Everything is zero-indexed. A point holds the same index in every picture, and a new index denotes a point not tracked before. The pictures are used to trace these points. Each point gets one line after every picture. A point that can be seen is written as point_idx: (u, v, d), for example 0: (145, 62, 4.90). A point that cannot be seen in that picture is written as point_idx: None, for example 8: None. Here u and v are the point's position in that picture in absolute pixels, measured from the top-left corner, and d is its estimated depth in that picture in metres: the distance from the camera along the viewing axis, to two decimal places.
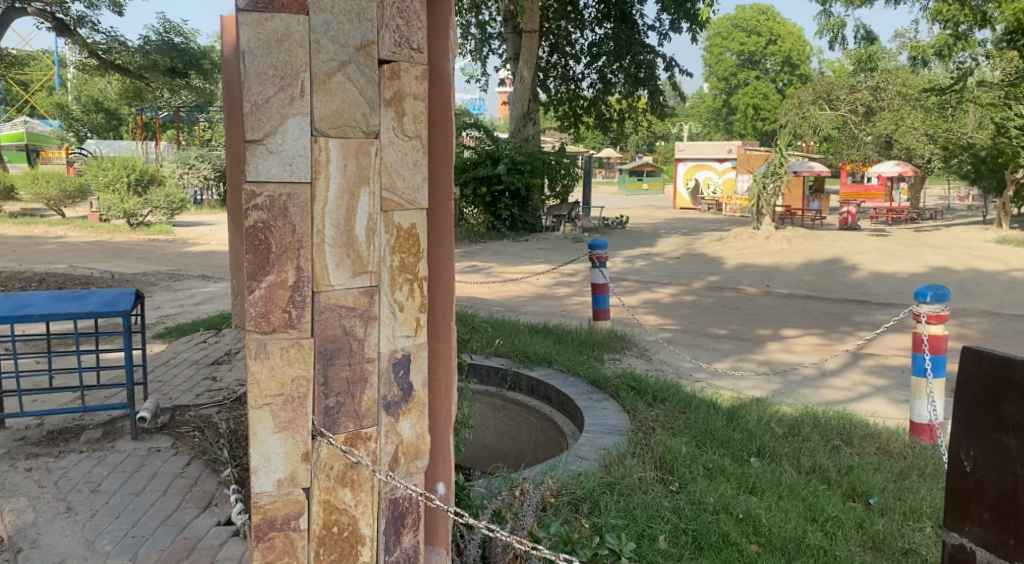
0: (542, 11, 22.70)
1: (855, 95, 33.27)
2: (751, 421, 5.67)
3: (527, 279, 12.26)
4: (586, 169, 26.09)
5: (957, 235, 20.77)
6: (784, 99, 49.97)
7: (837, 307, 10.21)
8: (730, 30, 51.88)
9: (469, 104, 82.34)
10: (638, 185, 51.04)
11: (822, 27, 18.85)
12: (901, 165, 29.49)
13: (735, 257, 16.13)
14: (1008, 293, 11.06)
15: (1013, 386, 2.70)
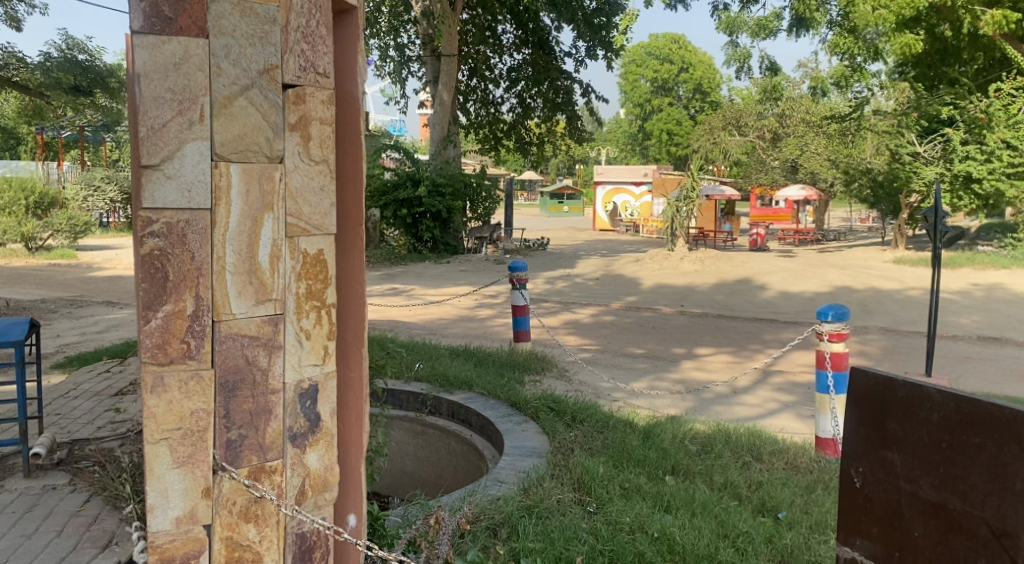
0: (460, 35, 22.83)
1: (762, 122, 34.71)
2: (666, 439, 5.78)
3: (447, 302, 12.23)
4: (507, 192, 26.18)
5: (856, 256, 21.78)
6: (696, 125, 51.64)
7: (747, 325, 10.53)
8: (644, 57, 53.33)
9: (390, 125, 82.15)
10: (559, 207, 51.78)
11: (730, 57, 19.52)
12: (806, 190, 30.67)
13: (651, 277, 16.48)
14: (904, 311, 11.66)
15: (895, 405, 2.87)
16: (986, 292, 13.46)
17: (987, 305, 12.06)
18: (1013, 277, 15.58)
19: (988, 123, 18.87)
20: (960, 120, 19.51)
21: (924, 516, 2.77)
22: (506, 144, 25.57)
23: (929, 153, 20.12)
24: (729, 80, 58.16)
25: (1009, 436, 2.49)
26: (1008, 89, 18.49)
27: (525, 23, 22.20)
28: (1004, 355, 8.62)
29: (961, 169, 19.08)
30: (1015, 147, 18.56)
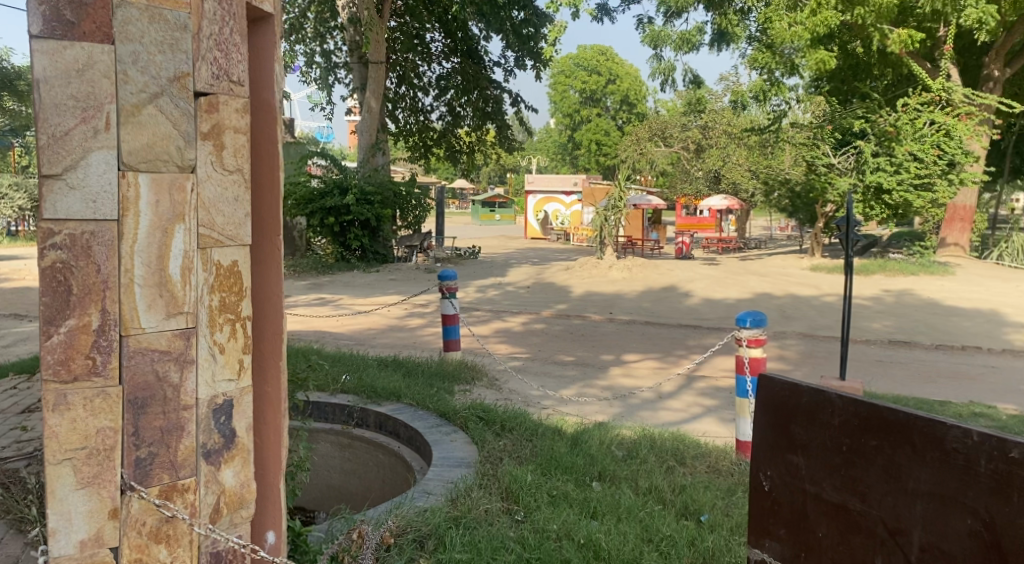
0: (388, 42, 22.90)
1: (686, 134, 35.63)
2: (593, 445, 5.83)
3: (376, 311, 12.09)
4: (438, 200, 26.07)
5: (775, 264, 22.45)
6: (623, 136, 52.58)
7: (673, 332, 10.76)
8: (573, 68, 53.98)
9: (318, 132, 80.75)
10: (490, 216, 51.83)
11: (655, 70, 20.01)
12: (728, 199, 31.42)
13: (581, 285, 16.67)
14: (820, 316, 12.12)
15: (799, 410, 3.03)
16: (896, 297, 14.13)
17: (896, 309, 12.67)
18: (921, 283, 16.39)
19: (896, 136, 19.56)
20: (871, 133, 20.15)
21: (828, 516, 2.94)
22: (436, 152, 25.44)
23: (843, 164, 20.74)
24: (654, 92, 59.49)
25: (904, 439, 2.69)
26: (913, 103, 19.58)
27: (454, 31, 22.36)
28: (911, 357, 9.07)
29: (872, 180, 19.55)
30: (922, 159, 19.19)
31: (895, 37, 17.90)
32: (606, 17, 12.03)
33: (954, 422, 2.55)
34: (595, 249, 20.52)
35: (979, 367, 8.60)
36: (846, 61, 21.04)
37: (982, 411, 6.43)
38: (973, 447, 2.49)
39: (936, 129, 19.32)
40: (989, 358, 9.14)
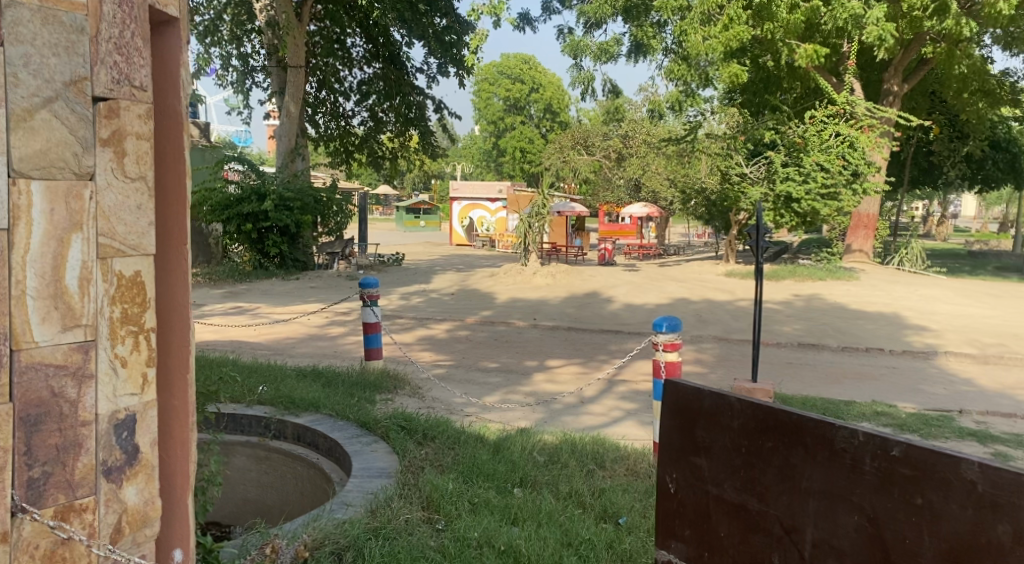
0: (308, 46, 22.52)
1: (607, 143, 36.32)
2: (515, 451, 5.85)
3: (296, 320, 11.85)
4: (361, 207, 25.70)
5: (694, 269, 23.01)
6: (547, 144, 53.15)
7: (595, 337, 10.94)
8: (497, 76, 54.19)
9: (236, 135, 78.47)
10: (415, 222, 51.49)
11: (575, 79, 20.36)
12: (649, 207, 32.00)
13: (505, 292, 16.73)
14: (735, 320, 12.54)
15: (702, 414, 3.27)
16: (805, 302, 14.74)
17: (805, 313, 13.22)
18: (828, 288, 17.13)
19: (805, 147, 20.21)
20: (781, 144, 20.98)
21: (728, 516, 3.17)
22: (358, 157, 25.41)
23: (755, 173, 21.20)
24: (576, 101, 60.31)
25: (797, 440, 2.93)
26: (821, 116, 20.24)
27: (375, 37, 22.14)
28: (818, 359, 9.48)
29: (782, 189, 19.95)
30: (828, 169, 19.70)
31: (801, 52, 18.65)
32: (528, 26, 12.19)
33: (842, 424, 2.79)
34: (519, 255, 20.34)
35: (881, 367, 9.05)
36: (758, 74, 21.94)
37: (884, 409, 6.78)
38: (859, 446, 2.74)
39: (841, 140, 19.91)
40: (889, 359, 9.65)
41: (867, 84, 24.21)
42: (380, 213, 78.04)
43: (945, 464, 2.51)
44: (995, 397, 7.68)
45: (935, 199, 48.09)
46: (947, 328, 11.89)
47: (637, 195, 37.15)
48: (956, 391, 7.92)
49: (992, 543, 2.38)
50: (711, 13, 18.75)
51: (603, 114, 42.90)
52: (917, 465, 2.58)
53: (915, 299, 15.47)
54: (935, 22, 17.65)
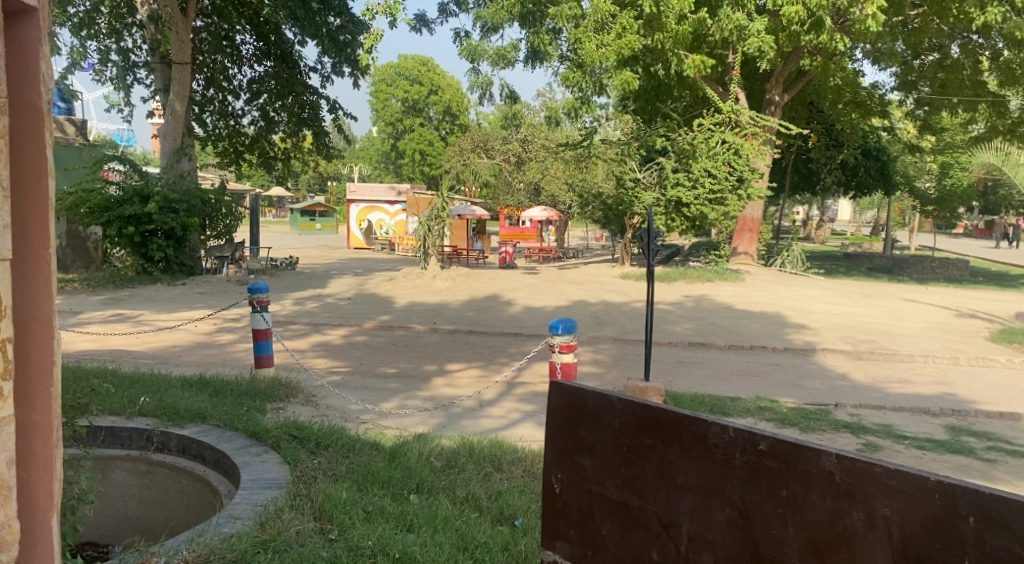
0: (194, 42, 21.69)
1: (507, 146, 36.66)
2: (411, 458, 5.76)
3: (183, 327, 11.34)
4: (252, 208, 24.78)
5: (591, 271, 23.43)
6: (446, 146, 53.07)
7: (495, 340, 10.99)
8: (394, 77, 53.63)
9: (117, 132, 74.40)
10: (311, 224, 50.27)
11: (473, 83, 20.43)
12: (548, 211, 32.50)
13: (404, 296, 16.58)
14: (630, 321, 12.87)
15: (586, 414, 3.35)
16: (696, 302, 15.30)
17: (696, 313, 13.71)
18: (716, 289, 17.84)
19: (693, 153, 20.89)
20: (672, 150, 21.63)
21: (611, 514, 3.27)
22: (248, 158, 24.63)
23: (647, 179, 21.74)
24: (475, 104, 60.43)
25: (674, 437, 3.06)
26: (708, 124, 21.11)
27: (266, 35, 21.41)
28: (708, 357, 9.84)
29: (672, 195, 20.67)
30: (715, 175, 20.44)
31: (689, 62, 19.30)
32: (424, 28, 12.17)
33: (714, 421, 2.95)
34: (418, 259, 19.85)
35: (765, 364, 9.49)
36: (649, 82, 22.62)
37: (767, 405, 7.10)
38: (729, 442, 2.90)
39: (727, 148, 20.70)
40: (772, 356, 10.13)
41: (751, 94, 25.20)
42: (274, 215, 75.70)
43: (807, 456, 2.70)
44: (867, 390, 8.19)
45: (813, 203, 50.92)
46: (824, 326, 12.59)
47: (537, 198, 37.63)
48: (833, 385, 8.39)
49: (848, 529, 2.61)
50: (605, 22, 19.45)
51: (502, 119, 43.22)
52: (783, 457, 2.76)
53: (795, 299, 16.32)
54: (812, 37, 18.45)
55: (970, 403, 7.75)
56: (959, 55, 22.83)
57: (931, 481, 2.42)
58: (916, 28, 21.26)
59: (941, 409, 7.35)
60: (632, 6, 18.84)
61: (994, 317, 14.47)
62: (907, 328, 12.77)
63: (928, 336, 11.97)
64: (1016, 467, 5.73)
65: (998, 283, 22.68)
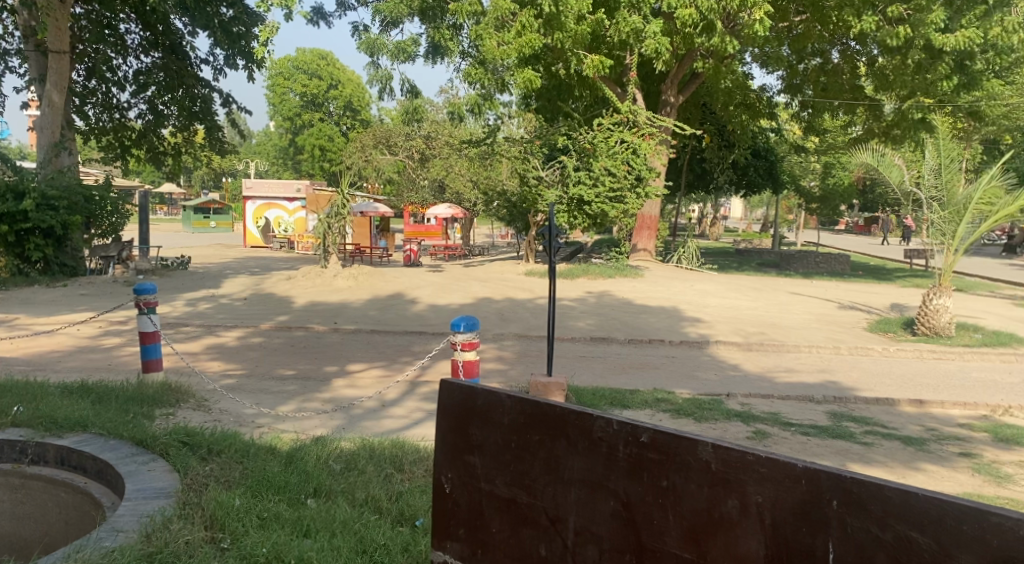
0: (73, 30, 20.44)
1: (410, 143, 36.91)
2: (309, 461, 5.62)
3: (63, 331, 10.71)
4: (141, 206, 23.62)
5: (496, 268, 23.49)
6: (347, 142, 52.24)
7: (397, 339, 10.88)
8: (292, 71, 52.22)
9: None
10: (204, 222, 48.61)
11: (372, 77, 20.15)
12: (453, 207, 31.03)
13: (303, 296, 16.22)
14: (533, 317, 13.00)
15: (474, 412, 3.36)
16: (598, 298, 15.58)
17: (597, 309, 13.98)
18: (616, 285, 18.23)
19: (594, 152, 21.26)
20: (573, 149, 21.92)
21: (499, 511, 3.29)
22: (136, 153, 23.47)
23: (550, 177, 21.86)
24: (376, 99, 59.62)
25: (560, 432, 3.11)
26: (608, 123, 21.43)
27: (153, 24, 20.41)
28: (608, 352, 10.04)
29: (575, 193, 20.87)
30: (614, 174, 20.77)
31: (588, 62, 19.66)
32: (321, 20, 11.92)
33: (599, 415, 3.01)
34: (318, 258, 19.37)
35: (663, 357, 9.77)
36: (551, 81, 22.86)
37: (664, 396, 7.31)
38: (613, 435, 2.96)
39: (625, 147, 21.06)
40: (670, 349, 10.43)
41: (647, 95, 25.78)
42: (166, 212, 72.58)
43: (684, 446, 2.79)
44: (757, 380, 8.54)
45: (707, 202, 52.79)
46: (717, 320, 13.06)
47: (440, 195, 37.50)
48: (726, 376, 8.71)
49: (723, 517, 2.70)
50: (505, 19, 19.52)
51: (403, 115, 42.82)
52: (663, 449, 2.84)
53: (691, 294, 16.86)
54: (703, 40, 19.15)
55: (851, 390, 8.20)
56: (839, 61, 24.08)
57: (798, 467, 2.54)
58: (800, 33, 22.30)
59: (824, 396, 7.75)
60: (531, 5, 18.93)
61: (871, 308, 15.37)
62: (794, 320, 13.40)
63: (812, 328, 12.60)
64: (890, 449, 6.10)
65: (875, 277, 24.10)
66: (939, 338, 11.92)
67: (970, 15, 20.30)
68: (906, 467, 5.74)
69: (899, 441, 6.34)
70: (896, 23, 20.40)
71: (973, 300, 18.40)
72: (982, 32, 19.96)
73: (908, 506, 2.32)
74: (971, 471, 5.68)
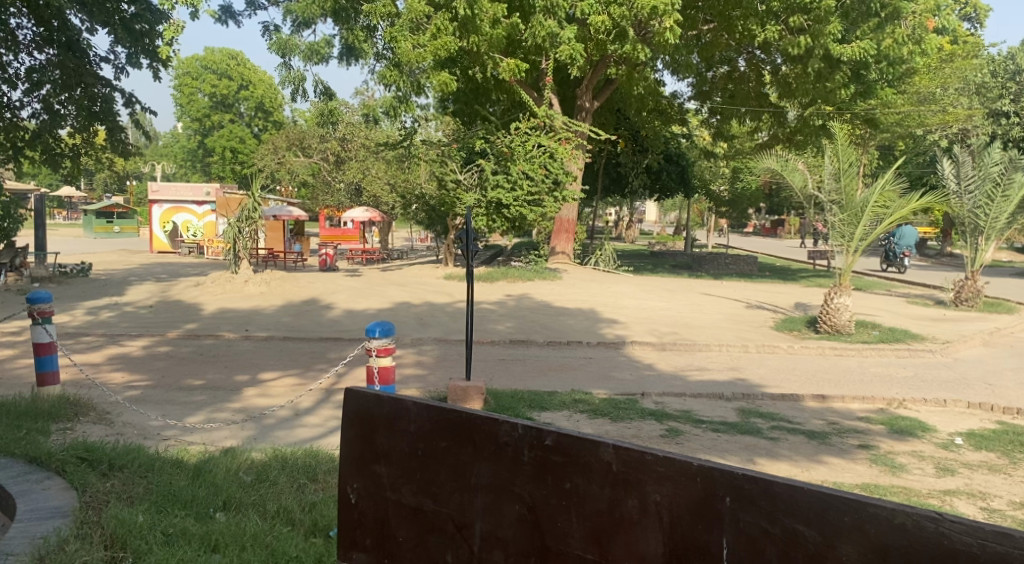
0: None
1: (325, 145, 36.61)
2: (218, 474, 5.45)
3: None
4: (37, 210, 22.42)
5: (414, 272, 23.32)
6: (260, 145, 51.10)
7: (312, 346, 10.68)
8: (200, 70, 50.57)
9: None
10: (107, 227, 46.84)
11: (284, 78, 19.70)
12: (370, 211, 30.83)
13: (213, 302, 15.75)
14: (452, 321, 12.97)
15: (380, 421, 3.33)
16: (516, 301, 15.65)
17: (515, 312, 14.06)
18: (534, 287, 18.39)
19: (511, 156, 21.25)
20: (490, 152, 21.89)
21: (407, 520, 3.26)
22: None
23: (468, 180, 21.69)
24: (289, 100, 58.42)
25: (466, 438, 3.11)
26: (524, 127, 21.47)
27: None
28: (527, 354, 10.12)
29: (493, 196, 20.89)
30: (532, 178, 20.97)
31: (504, 65, 19.88)
32: (230, 20, 11.63)
33: (505, 419, 3.01)
34: (228, 263, 18.77)
35: (580, 359, 9.90)
36: (468, 85, 22.88)
37: (581, 397, 7.41)
38: (518, 439, 2.98)
39: (542, 151, 21.31)
40: (586, 351, 10.59)
41: (563, 100, 26.14)
42: (64, 217, 69.17)
43: (587, 448, 2.82)
44: (670, 379, 8.75)
45: (623, 204, 53.81)
46: (632, 320, 13.33)
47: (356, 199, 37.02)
48: (642, 376, 8.88)
49: (624, 517, 2.75)
50: (420, 21, 19.43)
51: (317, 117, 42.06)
52: (566, 451, 2.87)
53: (607, 296, 17.15)
54: (616, 47, 19.61)
55: (758, 387, 8.50)
56: (744, 69, 24.95)
57: (694, 465, 2.59)
58: (708, 42, 23.12)
59: (733, 393, 7.99)
60: (447, 8, 18.92)
61: (777, 307, 16.00)
62: (705, 320, 13.79)
63: (722, 327, 13.00)
64: (795, 443, 6.35)
65: (781, 277, 25.10)
66: (840, 335, 12.46)
67: (865, 27, 21.22)
68: (810, 460, 5.99)
69: (803, 435, 6.60)
70: (797, 33, 21.29)
71: (869, 298, 19.39)
72: (875, 43, 21.03)
73: (797, 500, 2.39)
74: (869, 462, 5.96)
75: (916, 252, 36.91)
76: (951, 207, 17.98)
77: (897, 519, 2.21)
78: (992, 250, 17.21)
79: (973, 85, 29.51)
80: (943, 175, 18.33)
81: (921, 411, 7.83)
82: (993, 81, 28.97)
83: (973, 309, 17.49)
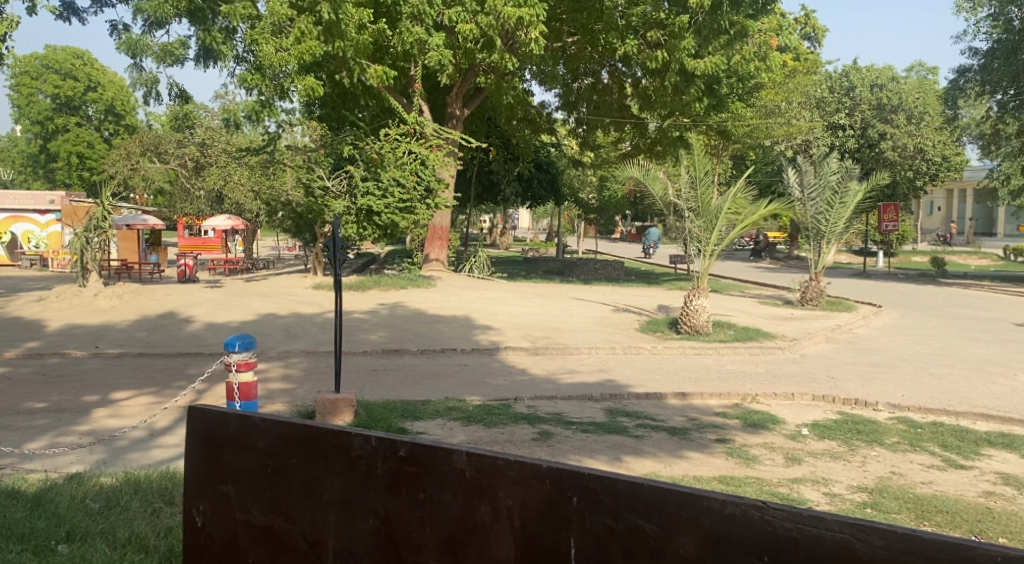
0: None
1: (184, 150, 34.93)
2: (61, 504, 5.06)
3: None
4: None
5: (282, 281, 22.56)
6: (111, 150, 48.15)
7: (169, 362, 10.15)
8: (41, 70, 47.00)
9: None
10: None
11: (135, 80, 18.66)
12: (233, 219, 29.38)
13: (58, 318, 14.63)
14: (321, 332, 12.68)
15: (226, 438, 3.21)
16: (388, 310, 15.48)
17: (387, 321, 13.89)
18: (408, 296, 18.26)
19: (381, 163, 21.00)
20: (359, 159, 21.36)
21: (255, 540, 3.16)
22: None
23: (337, 188, 21.25)
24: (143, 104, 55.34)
25: (318, 453, 3.04)
26: (393, 134, 21.35)
27: None
28: (400, 364, 10.03)
29: (363, 204, 20.51)
30: (403, 185, 20.85)
31: (371, 71, 19.72)
32: (73, 16, 10.86)
33: (357, 432, 2.98)
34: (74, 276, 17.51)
35: (453, 366, 9.93)
36: (334, 90, 22.50)
37: (454, 404, 7.43)
38: (371, 453, 2.95)
39: (412, 158, 21.24)
40: (459, 357, 10.62)
41: (434, 108, 26.16)
42: None
43: (439, 457, 2.83)
44: (540, 383, 8.92)
45: (496, 211, 54.34)
46: (505, 326, 13.48)
47: (219, 206, 35.53)
48: (514, 381, 9.00)
49: (478, 523, 2.76)
50: (282, 25, 18.96)
51: (174, 121, 39.97)
52: (419, 460, 2.86)
53: (479, 303, 17.26)
54: (484, 55, 19.83)
55: (624, 387, 8.80)
56: (608, 81, 25.87)
57: (543, 468, 2.63)
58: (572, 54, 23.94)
59: (600, 394, 8.24)
60: (310, 11, 18.40)
61: (641, 310, 16.62)
62: (575, 324, 14.13)
63: (591, 330, 13.36)
64: (658, 440, 6.61)
65: (645, 281, 26.08)
66: (699, 335, 13.09)
67: (716, 43, 21.99)
68: (671, 455, 6.25)
69: (666, 432, 6.89)
70: (655, 48, 22.24)
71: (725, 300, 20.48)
72: (725, 59, 22.23)
73: (637, 495, 2.47)
74: (725, 456, 6.30)
75: (768, 255, 39.36)
76: (796, 213, 19.24)
77: (728, 510, 2.32)
78: (832, 252, 18.52)
79: (814, 99, 31.84)
80: (788, 183, 19.49)
81: (772, 405, 8.35)
82: (831, 96, 31.41)
83: (817, 307, 18.79)
